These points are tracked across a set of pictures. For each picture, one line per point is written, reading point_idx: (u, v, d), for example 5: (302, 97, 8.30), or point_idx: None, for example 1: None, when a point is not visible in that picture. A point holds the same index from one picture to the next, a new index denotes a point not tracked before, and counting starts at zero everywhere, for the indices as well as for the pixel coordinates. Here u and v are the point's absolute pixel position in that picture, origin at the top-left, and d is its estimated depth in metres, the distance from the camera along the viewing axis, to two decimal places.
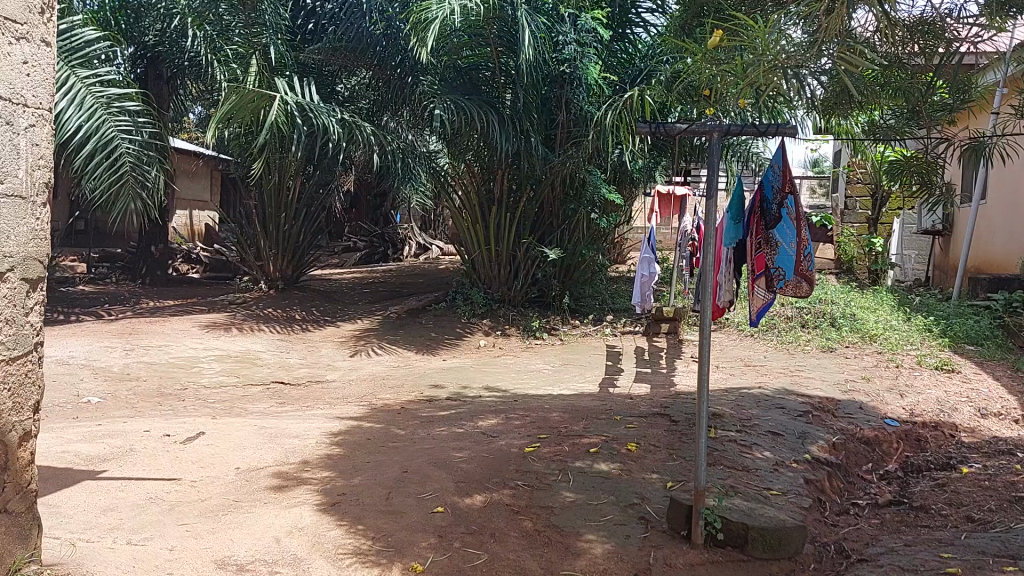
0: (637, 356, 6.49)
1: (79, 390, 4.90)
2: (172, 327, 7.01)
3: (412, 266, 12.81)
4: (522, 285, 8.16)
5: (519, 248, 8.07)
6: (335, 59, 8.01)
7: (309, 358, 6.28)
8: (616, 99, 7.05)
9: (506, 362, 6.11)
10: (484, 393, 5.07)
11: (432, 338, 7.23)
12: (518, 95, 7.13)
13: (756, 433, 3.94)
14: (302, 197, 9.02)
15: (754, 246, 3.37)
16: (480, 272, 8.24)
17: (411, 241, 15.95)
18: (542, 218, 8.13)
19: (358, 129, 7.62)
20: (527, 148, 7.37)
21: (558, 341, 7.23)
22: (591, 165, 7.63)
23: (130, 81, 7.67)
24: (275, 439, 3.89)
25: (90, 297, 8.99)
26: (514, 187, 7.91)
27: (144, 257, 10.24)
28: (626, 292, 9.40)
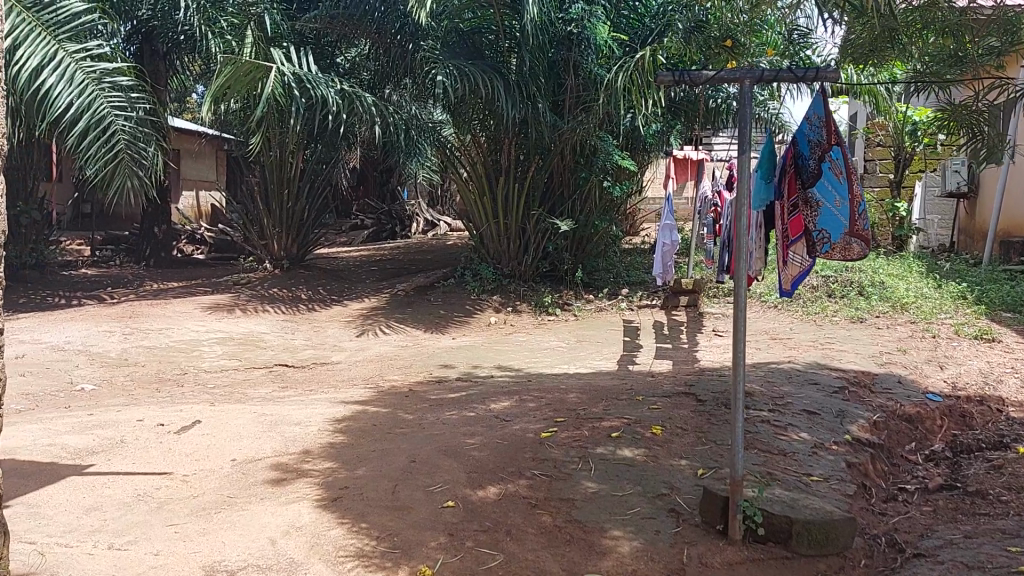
0: (656, 331, 6.20)
1: (73, 377, 4.66)
2: (173, 309, 6.77)
3: (420, 242, 12.53)
4: (533, 259, 7.86)
5: (529, 221, 7.76)
6: (333, 28, 7.72)
7: (315, 339, 6.03)
8: (627, 60, 6.76)
9: (519, 339, 5.85)
10: (497, 374, 4.81)
11: (443, 316, 6.96)
12: (524, 60, 6.83)
13: (790, 413, 3.73)
14: (304, 173, 8.76)
15: (789, 207, 3.14)
16: (489, 247, 7.97)
17: (419, 218, 15.68)
18: (553, 189, 7.80)
19: (358, 100, 7.35)
20: (534, 115, 7.08)
21: (573, 317, 6.96)
22: (602, 131, 7.30)
23: (122, 55, 7.39)
24: (275, 427, 3.64)
25: (92, 280, 8.76)
26: (523, 157, 7.61)
27: (147, 239, 10.00)
28: (641, 264, 9.11)
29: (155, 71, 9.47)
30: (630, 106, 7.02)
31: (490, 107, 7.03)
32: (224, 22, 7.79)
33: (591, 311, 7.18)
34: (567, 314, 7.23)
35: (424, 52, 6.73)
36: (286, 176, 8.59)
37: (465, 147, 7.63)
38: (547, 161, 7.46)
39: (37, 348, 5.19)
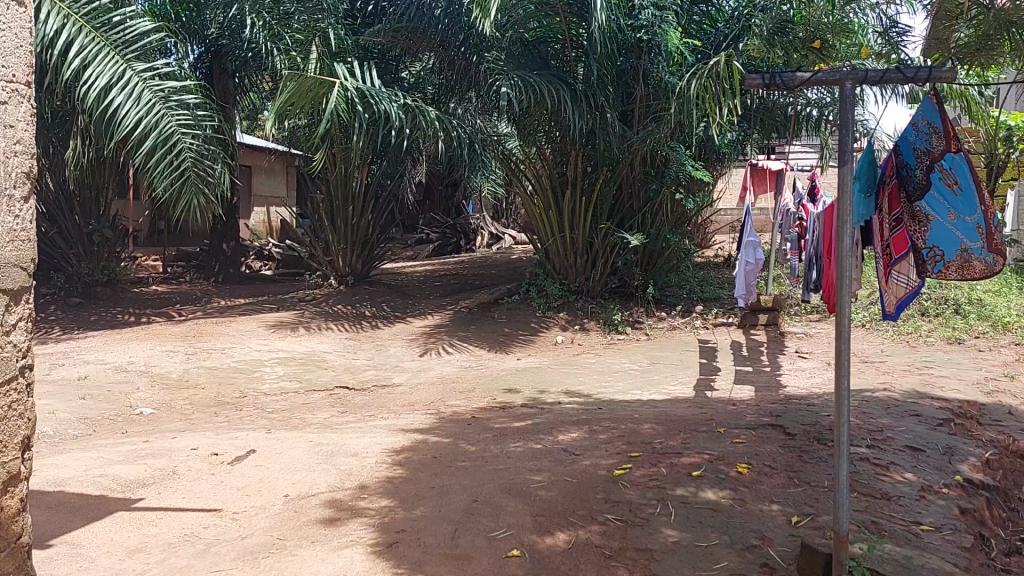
0: (733, 352, 5.85)
1: (132, 400, 4.57)
2: (237, 328, 6.70)
3: (485, 257, 12.36)
4: (601, 275, 7.57)
5: (597, 235, 7.48)
6: (398, 42, 7.59)
7: (377, 359, 5.87)
8: (700, 67, 6.45)
9: (588, 361, 5.57)
10: (565, 400, 4.54)
11: (509, 335, 6.73)
12: (591, 70, 6.58)
13: (891, 450, 3.44)
14: (369, 189, 8.67)
15: (891, 223, 2.88)
16: (555, 262, 7.71)
17: (484, 232, 15.52)
18: (621, 202, 7.52)
19: (422, 115, 7.20)
20: (601, 126, 6.84)
21: (644, 336, 6.65)
22: (674, 140, 6.98)
23: (188, 74, 7.42)
24: (331, 459, 3.46)
25: (162, 297, 8.81)
26: (590, 169, 7.36)
27: (216, 255, 10.06)
28: (715, 279, 8.73)
29: (223, 91, 9.51)
30: (702, 114, 6.69)
31: (556, 119, 6.81)
32: (289, 39, 7.74)
33: (664, 330, 6.86)
34: (638, 332, 6.92)
35: (489, 64, 6.55)
36: (350, 191, 8.50)
37: (531, 161, 7.41)
38: (615, 173, 7.20)
39: (100, 370, 5.14)
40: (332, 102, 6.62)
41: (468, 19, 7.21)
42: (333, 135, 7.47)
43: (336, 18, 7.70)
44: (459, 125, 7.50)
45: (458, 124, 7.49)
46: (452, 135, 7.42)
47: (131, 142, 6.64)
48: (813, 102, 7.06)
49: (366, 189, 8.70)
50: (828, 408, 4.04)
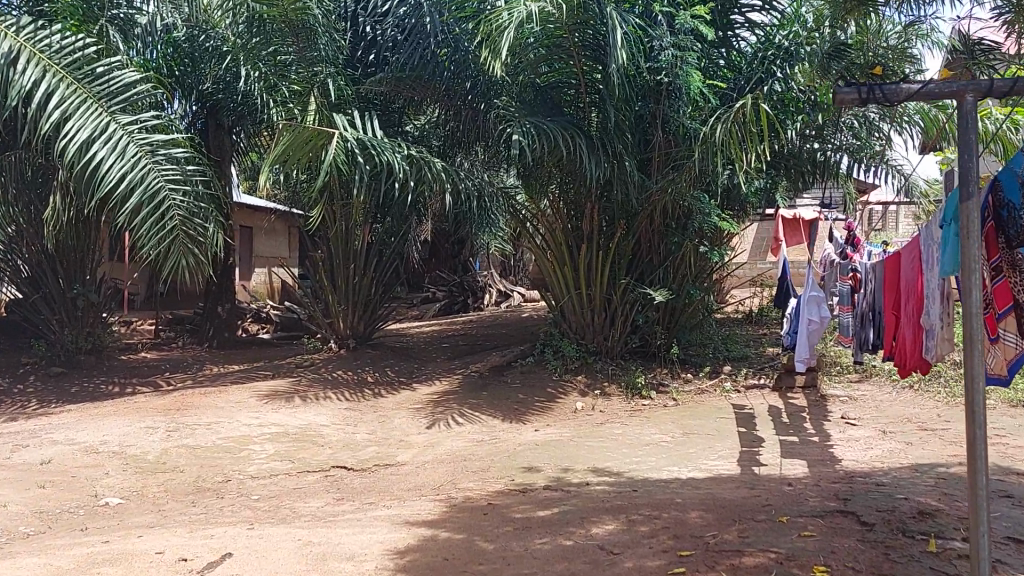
0: (774, 419, 5.27)
1: (99, 488, 4.02)
2: (227, 399, 6.14)
3: (493, 315, 11.89)
4: (621, 334, 7.06)
5: (615, 291, 7.00)
6: (401, 90, 7.20)
7: (380, 432, 5.31)
8: (725, 110, 6.04)
9: (614, 431, 4.99)
10: (593, 480, 3.96)
11: (522, 402, 6.16)
12: (608, 114, 6.17)
13: (993, 542, 2.86)
14: (372, 246, 8.22)
15: (991, 271, 2.49)
16: (570, 321, 7.20)
17: (491, 289, 15.04)
18: (640, 256, 7.06)
19: (428, 166, 6.76)
20: (621, 174, 6.41)
21: (672, 401, 6.10)
22: (697, 189, 6.53)
23: (179, 128, 7.08)
24: (321, 563, 2.88)
25: (151, 365, 8.30)
26: (607, 221, 6.92)
27: (210, 318, 9.57)
28: (741, 337, 8.17)
29: (218, 149, 9.15)
30: (728, 159, 6.26)
31: (572, 167, 6.38)
32: (286, 89, 7.34)
33: (692, 395, 6.29)
34: (664, 397, 6.34)
35: (499, 109, 6.15)
36: (352, 249, 8.03)
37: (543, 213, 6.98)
38: (634, 224, 6.75)
39: (68, 451, 4.59)
40: (331, 153, 6.20)
41: (476, 65, 6.83)
42: (336, 186, 7.07)
43: (337, 66, 7.33)
44: (467, 177, 7.07)
45: (466, 176, 7.07)
46: (459, 187, 6.99)
47: (114, 198, 6.21)
48: (835, 146, 6.63)
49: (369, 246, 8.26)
50: (902, 489, 3.47)
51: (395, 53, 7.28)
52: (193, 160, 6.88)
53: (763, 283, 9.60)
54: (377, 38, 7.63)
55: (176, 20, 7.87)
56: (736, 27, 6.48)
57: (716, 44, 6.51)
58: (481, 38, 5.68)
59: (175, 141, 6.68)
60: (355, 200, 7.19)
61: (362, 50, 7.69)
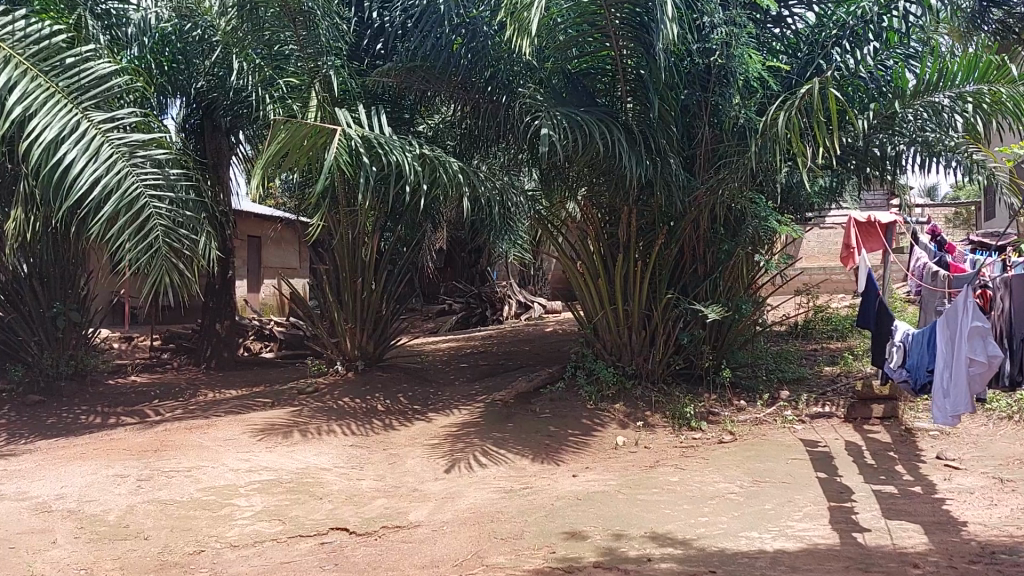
0: (857, 461, 4.44)
1: (38, 566, 3.23)
2: (215, 435, 5.36)
3: (513, 329, 11.11)
4: (663, 355, 6.26)
5: (657, 306, 6.22)
6: (414, 84, 6.42)
7: (389, 479, 4.51)
8: (788, 96, 5.28)
9: (668, 478, 4.17)
10: (656, 554, 3.13)
11: (555, 437, 5.34)
12: (650, 106, 5.38)
13: None
14: (383, 256, 7.46)
15: None
16: (604, 339, 6.41)
17: (510, 300, 14.24)
18: (684, 265, 6.30)
19: (442, 167, 5.97)
20: (665, 172, 5.65)
21: (727, 435, 5.27)
22: (752, 189, 5.75)
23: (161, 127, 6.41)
24: None
25: (140, 390, 7.53)
26: (646, 226, 6.18)
27: (208, 337, 8.82)
28: (794, 355, 7.33)
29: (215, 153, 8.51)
30: (788, 153, 5.48)
31: (608, 164, 5.62)
32: (284, 84, 6.63)
33: (750, 426, 5.46)
34: (718, 429, 5.51)
35: (526, 98, 5.37)
36: (361, 260, 7.27)
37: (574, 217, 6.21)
38: (678, 230, 5.98)
39: (14, 512, 3.82)
40: (332, 153, 5.42)
41: (497, 52, 6.06)
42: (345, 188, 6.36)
43: (340, 56, 6.58)
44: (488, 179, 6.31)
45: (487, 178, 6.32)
46: (478, 190, 6.22)
47: (86, 206, 5.50)
48: (908, 139, 5.82)
49: (380, 256, 7.53)
50: None
51: (405, 41, 6.52)
52: (176, 162, 6.20)
53: (810, 294, 8.78)
54: (385, 25, 6.87)
55: (164, 11, 7.18)
56: (792, 4, 5.70)
57: (770, 24, 5.71)
58: (505, 15, 4.92)
59: (155, 141, 5.99)
60: (363, 206, 6.44)
61: (369, 38, 6.91)
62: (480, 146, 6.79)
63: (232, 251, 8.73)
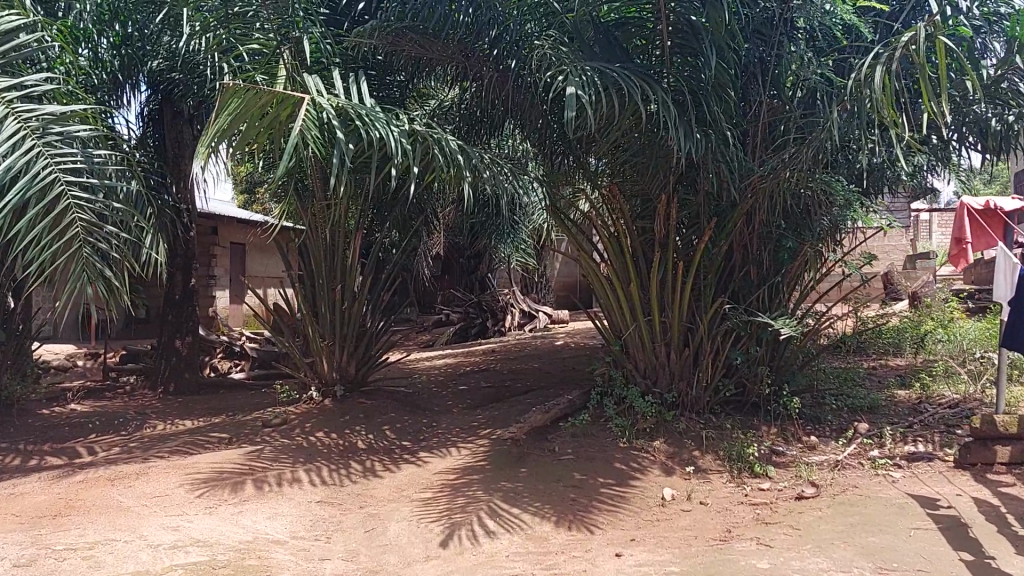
0: (1004, 532, 3.25)
1: None
2: (142, 491, 4.14)
3: (520, 342, 9.92)
4: (711, 380, 5.06)
5: (703, 317, 5.04)
6: (403, 48, 5.24)
7: (365, 561, 3.31)
8: (885, 46, 4.11)
9: (754, 564, 2.98)
10: None
11: (582, 490, 4.14)
12: (705, 60, 4.21)
13: None
14: (369, 258, 6.27)
15: None
16: (636, 360, 5.20)
17: (513, 310, 12.90)
18: (733, 268, 5.12)
19: (437, 145, 4.77)
20: (718, 151, 4.49)
21: (807, 485, 4.08)
22: (827, 169, 4.59)
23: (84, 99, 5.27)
24: None
25: (74, 422, 6.28)
26: (689, 220, 5.00)
27: (168, 355, 7.62)
28: (855, 375, 6.14)
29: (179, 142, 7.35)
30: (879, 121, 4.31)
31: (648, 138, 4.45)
32: (246, 52, 5.43)
33: (832, 472, 4.26)
34: (790, 476, 4.32)
35: (545, 51, 4.20)
36: (340, 267, 6.09)
37: (602, 204, 5.03)
38: (731, 225, 4.81)
39: None
40: (297, 128, 4.20)
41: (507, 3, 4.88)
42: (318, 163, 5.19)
43: (313, 17, 5.40)
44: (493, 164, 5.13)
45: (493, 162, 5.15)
46: (481, 175, 5.04)
47: None
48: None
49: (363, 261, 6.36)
50: None
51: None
52: (102, 140, 5.06)
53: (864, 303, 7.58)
54: None
55: None
56: None
57: None
58: None
59: (74, 113, 4.85)
60: (342, 193, 5.25)
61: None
62: (486, 124, 5.62)
63: (195, 256, 7.69)
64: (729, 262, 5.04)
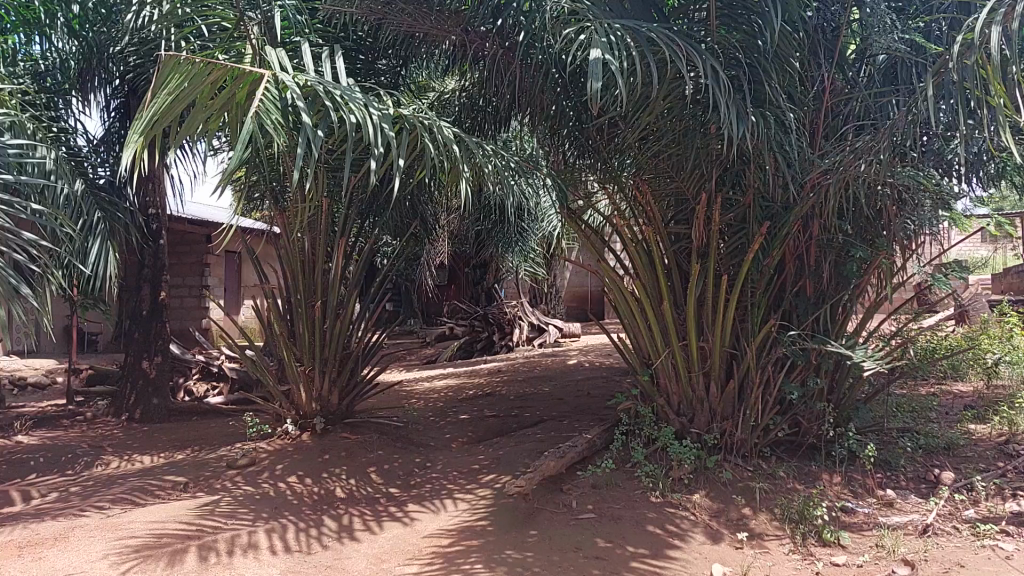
0: None
1: None
2: (54, 565, 3.30)
3: (532, 360, 9.06)
4: (762, 418, 4.19)
5: (750, 340, 4.18)
6: (392, 22, 4.41)
7: None
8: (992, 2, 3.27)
9: None
10: None
11: (608, 563, 3.27)
12: (763, 21, 3.38)
13: None
14: (357, 269, 5.43)
15: None
16: (669, 394, 4.34)
17: (522, 322, 12.02)
18: (786, 282, 4.26)
19: (432, 131, 3.94)
20: (775, 138, 3.65)
21: (899, 563, 3.22)
22: (907, 160, 3.75)
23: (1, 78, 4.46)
24: None
25: (15, 459, 5.46)
26: (733, 225, 4.15)
27: (133, 378, 6.81)
28: (922, 408, 5.25)
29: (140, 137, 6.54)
30: (978, 98, 3.46)
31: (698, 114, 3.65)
32: (206, 27, 4.62)
33: (924, 543, 3.40)
34: (870, 546, 3.45)
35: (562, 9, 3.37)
36: (321, 280, 5.27)
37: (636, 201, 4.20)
38: (786, 231, 3.96)
39: None
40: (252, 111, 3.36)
41: None
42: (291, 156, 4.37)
43: None
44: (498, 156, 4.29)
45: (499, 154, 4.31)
46: (484, 169, 4.20)
47: None
48: None
49: (347, 273, 5.53)
50: None
51: None
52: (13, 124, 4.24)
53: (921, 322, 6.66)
54: None
55: None
56: None
57: None
58: None
59: None
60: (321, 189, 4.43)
61: None
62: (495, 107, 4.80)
63: (165, 267, 6.91)
64: (780, 275, 4.18)
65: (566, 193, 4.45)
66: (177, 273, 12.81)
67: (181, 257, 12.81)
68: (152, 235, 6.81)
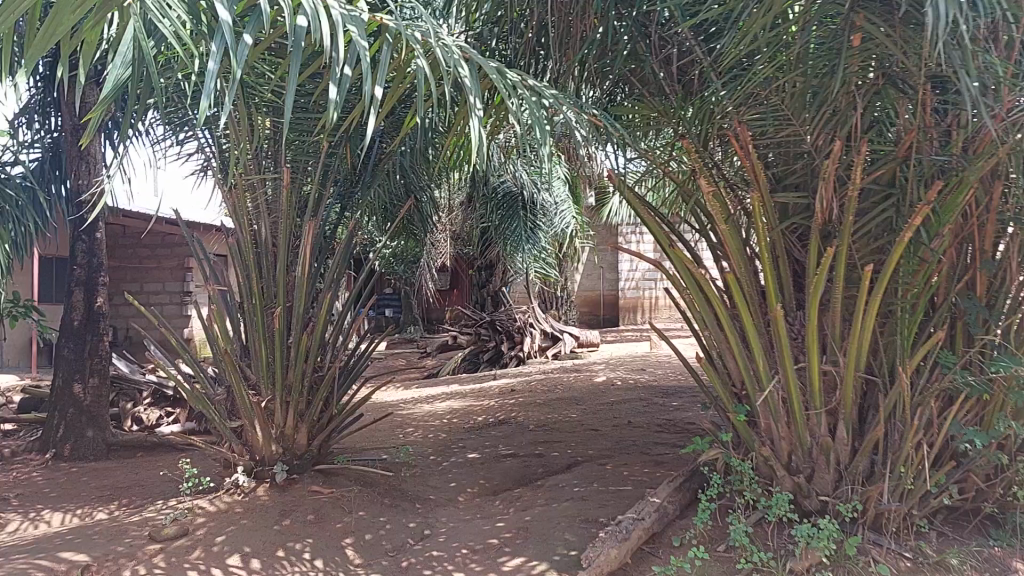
0: None
1: None
2: None
3: (552, 376, 7.70)
4: (920, 478, 2.83)
5: (900, 363, 2.83)
6: None
7: None
8: None
9: None
10: None
11: None
12: None
13: None
14: (335, 263, 4.11)
15: None
16: (778, 440, 2.99)
17: (534, 329, 10.58)
18: (954, 279, 2.89)
19: (434, 32, 2.58)
20: (964, 43, 2.34)
21: None
22: None
23: None
24: None
25: None
26: (878, 192, 2.81)
27: (61, 404, 5.47)
28: None
29: (75, 107, 5.29)
30: None
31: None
32: None
33: None
34: None
35: None
36: (282, 279, 3.96)
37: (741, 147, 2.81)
38: (964, 197, 2.61)
39: None
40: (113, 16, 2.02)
41: None
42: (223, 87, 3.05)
43: None
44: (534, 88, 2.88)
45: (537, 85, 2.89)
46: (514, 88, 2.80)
47: None
48: None
49: (319, 271, 4.21)
50: None
51: None
52: None
53: None
54: None
55: None
56: None
57: None
58: None
59: None
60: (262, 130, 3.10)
61: None
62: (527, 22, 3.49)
63: (102, 267, 5.58)
64: (944, 266, 2.82)
65: (634, 145, 3.07)
66: (154, 279, 11.53)
67: (161, 261, 11.55)
68: (86, 225, 5.50)
